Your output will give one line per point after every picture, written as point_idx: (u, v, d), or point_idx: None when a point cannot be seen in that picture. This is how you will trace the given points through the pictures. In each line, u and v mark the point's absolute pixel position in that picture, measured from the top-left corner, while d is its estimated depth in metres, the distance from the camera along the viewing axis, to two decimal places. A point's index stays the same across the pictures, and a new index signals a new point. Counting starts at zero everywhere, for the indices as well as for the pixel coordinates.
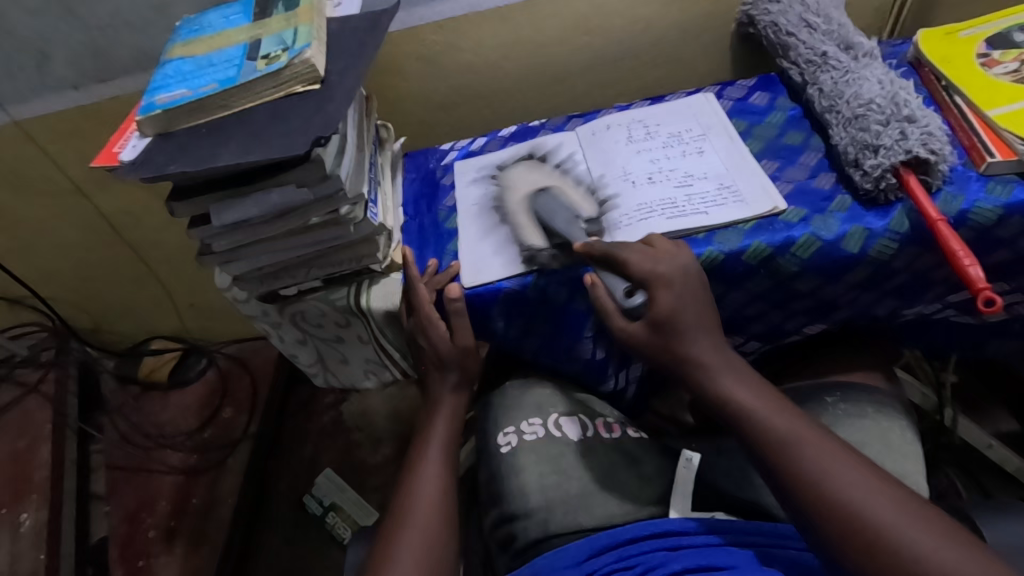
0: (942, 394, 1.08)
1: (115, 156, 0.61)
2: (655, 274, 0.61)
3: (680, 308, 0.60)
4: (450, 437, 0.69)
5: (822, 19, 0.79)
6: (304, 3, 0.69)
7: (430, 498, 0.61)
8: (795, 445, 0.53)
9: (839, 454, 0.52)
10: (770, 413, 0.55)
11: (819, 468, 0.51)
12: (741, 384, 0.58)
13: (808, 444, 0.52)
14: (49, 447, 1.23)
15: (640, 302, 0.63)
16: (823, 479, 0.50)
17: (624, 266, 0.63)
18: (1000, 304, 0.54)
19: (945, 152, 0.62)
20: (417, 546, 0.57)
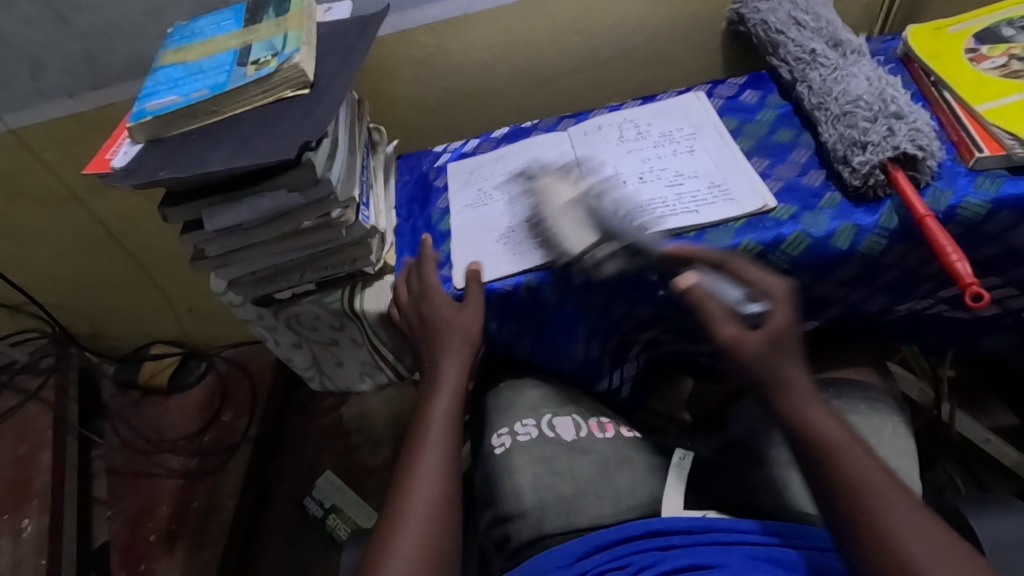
0: (939, 389, 1.08)
1: (107, 163, 0.61)
2: (774, 290, 0.61)
3: (790, 327, 0.59)
4: (451, 413, 0.66)
5: (811, 17, 0.79)
6: (293, 9, 0.70)
7: (430, 486, 0.59)
8: (878, 502, 0.49)
9: (921, 517, 0.48)
10: (860, 463, 0.51)
11: (902, 535, 0.47)
12: (818, 407, 0.55)
13: (892, 502, 0.49)
14: (49, 452, 1.23)
15: (759, 310, 0.61)
16: (904, 542, 0.47)
17: (743, 272, 0.63)
18: (988, 298, 0.54)
19: (932, 148, 0.62)
20: (417, 535, 0.56)
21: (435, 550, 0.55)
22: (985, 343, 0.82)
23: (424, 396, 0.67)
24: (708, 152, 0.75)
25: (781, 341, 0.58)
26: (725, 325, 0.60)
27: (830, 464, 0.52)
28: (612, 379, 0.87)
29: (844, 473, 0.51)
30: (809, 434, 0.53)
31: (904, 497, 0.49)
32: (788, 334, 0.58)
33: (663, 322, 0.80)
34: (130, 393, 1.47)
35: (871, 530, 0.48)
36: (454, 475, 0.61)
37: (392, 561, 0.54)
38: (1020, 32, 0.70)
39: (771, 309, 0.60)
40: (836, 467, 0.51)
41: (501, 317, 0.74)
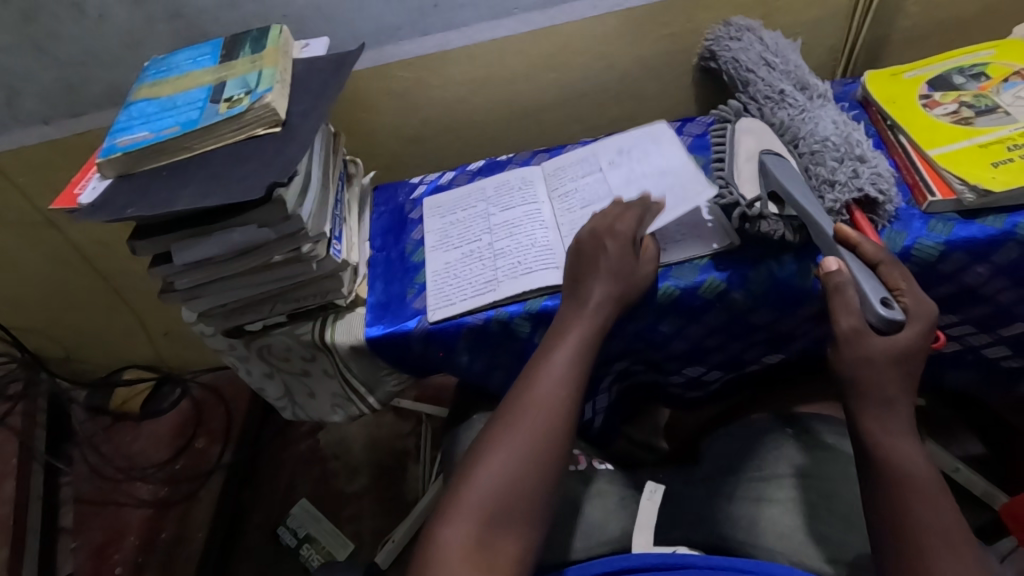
0: (909, 418, 1.09)
1: (75, 198, 0.61)
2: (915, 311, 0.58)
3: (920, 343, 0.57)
4: (588, 340, 0.62)
5: (780, 60, 0.82)
6: (270, 46, 0.71)
7: (546, 403, 0.58)
8: (921, 543, 0.49)
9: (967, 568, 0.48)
10: (923, 503, 0.51)
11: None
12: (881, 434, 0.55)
13: (944, 548, 0.49)
14: (13, 482, 1.20)
15: (895, 315, 0.57)
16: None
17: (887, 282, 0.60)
18: (941, 340, 0.56)
19: (891, 193, 0.65)
20: (502, 462, 0.55)
21: (517, 485, 0.54)
22: (948, 377, 0.83)
23: (561, 323, 0.65)
24: (755, 138, 0.72)
25: (906, 356, 0.57)
26: (846, 317, 0.58)
27: (892, 498, 0.52)
28: (584, 410, 0.87)
29: (900, 509, 0.51)
30: (889, 465, 0.54)
31: (959, 547, 0.49)
32: (917, 353, 0.57)
33: (635, 355, 0.80)
34: (100, 419, 1.45)
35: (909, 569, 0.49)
36: (557, 417, 0.58)
37: (476, 481, 0.55)
38: (970, 80, 0.74)
39: (907, 323, 0.57)
40: (898, 500, 0.52)
41: (472, 351, 0.75)
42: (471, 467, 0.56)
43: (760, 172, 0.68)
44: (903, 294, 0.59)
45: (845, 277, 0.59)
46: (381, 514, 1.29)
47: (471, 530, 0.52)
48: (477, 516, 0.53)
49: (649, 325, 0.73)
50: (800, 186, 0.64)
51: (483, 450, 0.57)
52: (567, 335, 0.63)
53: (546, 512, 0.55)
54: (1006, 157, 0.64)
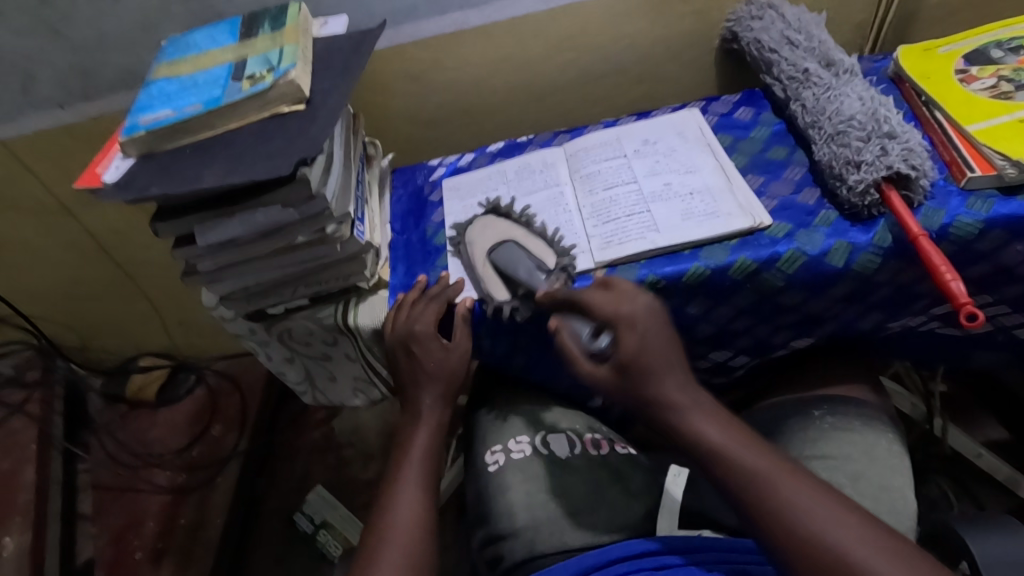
0: (931, 404, 1.07)
1: (98, 178, 0.61)
2: (618, 316, 0.58)
3: (639, 345, 0.55)
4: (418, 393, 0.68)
5: (803, 36, 0.79)
6: (289, 24, 0.70)
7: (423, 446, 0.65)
8: (797, 513, 0.46)
9: (849, 523, 0.45)
10: (777, 478, 0.48)
11: (838, 549, 0.43)
12: (710, 432, 0.51)
13: (811, 511, 0.45)
14: (33, 468, 1.20)
15: (606, 343, 0.60)
16: (837, 552, 0.43)
17: (587, 308, 0.61)
18: (983, 318, 0.54)
19: (925, 168, 0.62)
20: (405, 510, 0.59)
21: (425, 538, 0.57)
22: (976, 360, 0.82)
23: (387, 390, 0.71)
24: (490, 230, 0.75)
25: (630, 369, 0.55)
26: (580, 364, 0.59)
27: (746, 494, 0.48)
28: (607, 395, 0.86)
29: (763, 494, 0.47)
30: (717, 463, 0.50)
31: (828, 504, 0.46)
32: (644, 356, 0.55)
33: None
34: (117, 406, 1.45)
35: (800, 552, 0.44)
36: (432, 483, 0.63)
37: (399, 507, 0.59)
38: (1008, 54, 0.72)
39: (621, 336, 0.57)
40: (755, 488, 0.48)
41: (495, 334, 0.74)
42: (381, 530, 0.57)
43: (500, 275, 0.71)
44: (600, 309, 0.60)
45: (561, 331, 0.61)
46: None
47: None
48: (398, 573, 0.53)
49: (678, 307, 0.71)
50: (520, 270, 0.69)
51: (384, 516, 0.59)
52: (424, 418, 0.68)
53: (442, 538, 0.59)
54: None
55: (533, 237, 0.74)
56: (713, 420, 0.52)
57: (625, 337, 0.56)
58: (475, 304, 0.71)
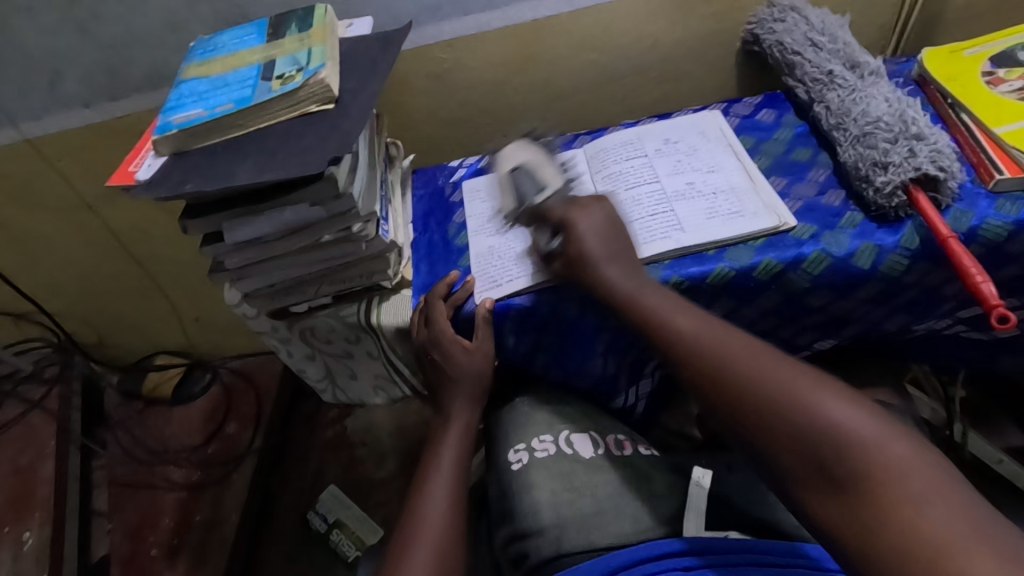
0: (952, 409, 1.06)
1: (131, 175, 0.62)
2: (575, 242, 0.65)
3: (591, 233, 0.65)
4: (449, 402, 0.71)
5: (827, 38, 0.79)
6: (317, 24, 0.71)
7: (452, 453, 0.67)
8: (730, 364, 0.51)
9: (771, 362, 0.49)
10: (710, 340, 0.53)
11: (763, 385, 0.48)
12: (658, 306, 0.59)
13: (743, 361, 0.51)
14: (52, 463, 1.22)
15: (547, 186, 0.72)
16: (760, 390, 0.48)
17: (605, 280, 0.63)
18: (1014, 320, 0.54)
19: (954, 169, 0.62)
20: (433, 513, 0.60)
21: (452, 542, 0.58)
22: (1000, 364, 0.81)
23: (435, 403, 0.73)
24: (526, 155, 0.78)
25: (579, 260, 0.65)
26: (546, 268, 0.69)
27: (683, 357, 0.54)
28: (628, 395, 0.87)
29: (696, 353, 0.53)
30: (661, 336, 0.57)
31: (755, 349, 0.51)
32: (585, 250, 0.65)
33: None
34: (133, 403, 1.46)
35: (729, 395, 0.50)
36: (462, 485, 0.64)
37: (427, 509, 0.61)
38: None
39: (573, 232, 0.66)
40: (690, 350, 0.54)
41: (518, 333, 0.74)
42: (405, 537, 0.59)
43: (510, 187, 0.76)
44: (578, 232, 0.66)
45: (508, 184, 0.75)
46: None
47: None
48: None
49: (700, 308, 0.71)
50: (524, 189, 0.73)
51: (412, 519, 0.60)
52: (452, 420, 0.70)
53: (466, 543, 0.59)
54: None
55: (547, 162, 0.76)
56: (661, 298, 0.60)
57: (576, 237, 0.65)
58: (496, 304, 0.71)
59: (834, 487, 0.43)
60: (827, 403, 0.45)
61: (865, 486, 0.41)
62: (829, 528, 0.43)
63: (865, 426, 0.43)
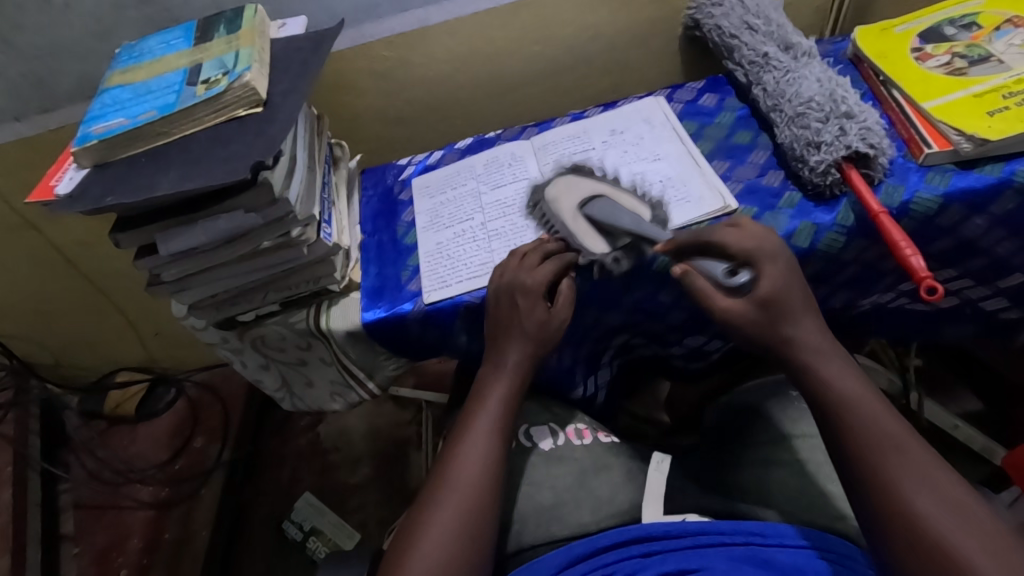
0: (907, 379, 1.08)
1: (52, 190, 0.60)
2: (758, 251, 0.59)
3: (784, 287, 0.58)
4: (520, 361, 0.65)
5: (762, 20, 0.80)
6: (245, 26, 0.69)
7: (499, 402, 0.63)
8: (908, 499, 0.47)
9: (969, 522, 0.46)
10: (895, 456, 0.49)
11: (941, 536, 0.45)
12: (845, 392, 0.54)
13: (919, 497, 0.47)
14: (10, 489, 1.18)
15: (746, 280, 0.59)
16: (940, 539, 0.45)
17: (721, 246, 0.61)
18: (942, 291, 0.56)
19: (883, 146, 0.64)
20: (469, 466, 0.58)
21: (484, 498, 0.57)
22: (948, 333, 0.83)
23: (495, 344, 0.66)
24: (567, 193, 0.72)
25: (777, 306, 0.57)
26: (719, 300, 0.59)
27: (862, 467, 0.50)
28: (587, 385, 0.86)
29: (873, 467, 0.50)
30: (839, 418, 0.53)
31: (948, 492, 0.47)
32: (784, 292, 0.58)
33: (635, 327, 0.80)
34: (96, 423, 1.43)
35: (899, 526, 0.47)
36: (506, 437, 0.62)
37: (465, 461, 0.59)
38: (961, 31, 0.73)
39: (761, 274, 0.59)
40: (868, 460, 0.50)
41: (471, 331, 0.74)
42: (440, 483, 0.58)
43: (595, 228, 0.68)
44: (737, 249, 0.60)
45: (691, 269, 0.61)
46: (386, 503, 1.27)
47: (446, 540, 0.54)
48: (451, 529, 0.54)
49: (649, 295, 0.72)
50: (623, 220, 0.66)
51: (448, 465, 0.59)
52: None
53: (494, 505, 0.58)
54: (1002, 106, 0.63)
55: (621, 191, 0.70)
56: (853, 382, 0.54)
57: (767, 275, 0.58)
58: (442, 303, 0.71)
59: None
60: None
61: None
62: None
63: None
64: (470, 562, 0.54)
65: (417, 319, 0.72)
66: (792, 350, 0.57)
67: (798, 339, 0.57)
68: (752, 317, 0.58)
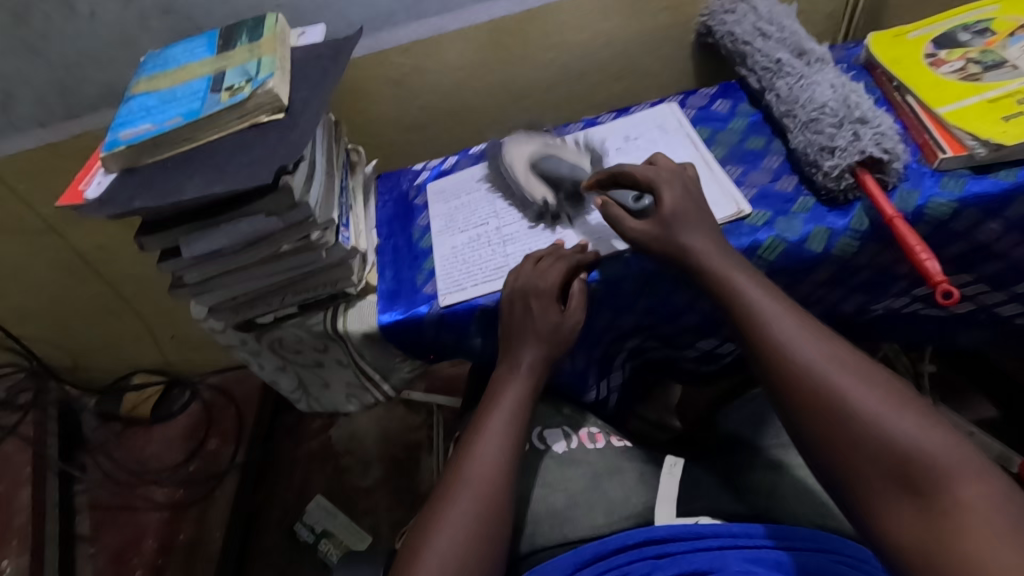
0: (922, 384, 1.08)
1: (80, 194, 0.61)
2: (658, 177, 0.66)
3: (681, 205, 0.63)
4: (534, 360, 0.66)
5: (775, 27, 0.81)
6: (267, 34, 0.70)
7: (513, 403, 0.64)
8: (824, 372, 0.51)
9: (877, 385, 0.49)
10: (805, 340, 0.53)
11: (854, 406, 0.48)
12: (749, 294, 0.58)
13: (833, 375, 0.50)
14: (28, 489, 1.20)
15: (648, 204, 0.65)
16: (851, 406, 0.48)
17: (629, 176, 0.67)
18: (957, 295, 0.56)
19: (897, 150, 0.64)
20: (483, 466, 0.59)
21: (497, 498, 0.58)
22: (963, 338, 0.83)
23: (508, 345, 0.67)
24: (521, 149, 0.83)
25: (674, 219, 0.63)
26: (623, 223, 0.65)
27: (774, 363, 0.53)
28: (599, 389, 0.87)
29: (784, 347, 0.53)
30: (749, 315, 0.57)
31: (851, 364, 0.51)
32: (682, 211, 0.63)
33: (648, 331, 0.80)
34: (112, 425, 1.45)
35: (817, 406, 0.50)
36: (520, 440, 0.62)
37: (478, 460, 0.60)
38: (975, 37, 0.73)
39: (660, 194, 0.64)
40: (781, 350, 0.53)
41: (485, 334, 0.75)
42: (453, 481, 0.59)
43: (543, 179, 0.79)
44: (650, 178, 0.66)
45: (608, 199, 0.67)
46: (397, 506, 1.28)
47: (461, 544, 0.54)
48: (465, 530, 0.55)
49: (663, 298, 0.73)
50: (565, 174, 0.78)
51: (463, 464, 0.60)
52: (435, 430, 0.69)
53: (508, 505, 0.58)
54: (1017, 111, 0.63)
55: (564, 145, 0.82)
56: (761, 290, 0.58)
57: (665, 198, 0.64)
58: (458, 306, 0.71)
59: (911, 506, 0.44)
60: (913, 432, 0.46)
61: (944, 510, 0.43)
62: (897, 539, 0.44)
63: (943, 455, 0.45)
64: (484, 561, 0.54)
65: (433, 322, 0.73)
66: (684, 259, 0.62)
67: (689, 249, 0.61)
68: (649, 231, 0.63)
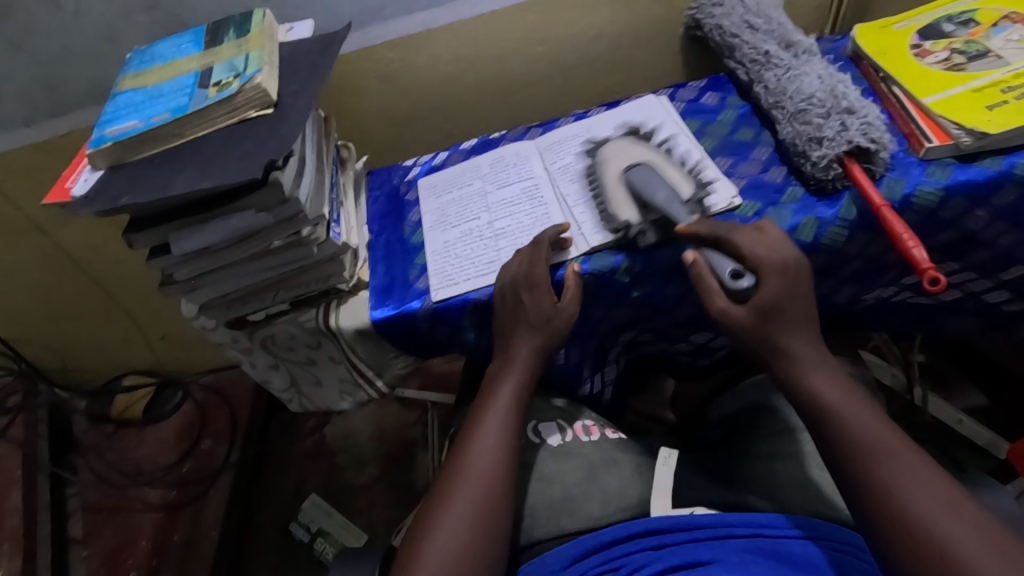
0: (911, 374, 1.09)
1: (67, 192, 0.61)
2: (761, 258, 0.61)
3: (784, 294, 0.60)
4: (531, 355, 0.66)
5: (763, 19, 0.81)
6: (255, 29, 0.70)
7: (508, 399, 0.64)
8: (883, 470, 0.50)
9: (946, 497, 0.47)
10: (871, 444, 0.52)
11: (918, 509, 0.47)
12: (827, 392, 0.56)
13: (898, 477, 0.49)
14: (20, 493, 1.19)
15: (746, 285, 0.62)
16: (915, 508, 0.47)
17: (732, 248, 0.62)
18: (944, 282, 0.57)
19: (884, 140, 0.64)
20: (480, 461, 0.59)
21: (496, 492, 0.58)
22: (951, 327, 0.83)
23: (503, 341, 0.68)
24: (618, 158, 0.77)
25: (775, 314, 0.60)
26: (715, 299, 0.62)
27: (843, 459, 0.53)
28: (594, 382, 0.87)
29: (847, 449, 0.53)
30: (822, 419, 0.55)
31: (921, 471, 0.49)
32: (787, 304, 0.60)
33: (641, 323, 0.81)
34: (104, 426, 1.43)
35: (877, 502, 0.49)
36: (518, 428, 0.63)
37: (475, 456, 0.60)
38: (959, 28, 0.74)
39: (763, 280, 0.61)
40: (836, 432, 0.54)
41: (478, 328, 0.75)
42: (451, 477, 0.59)
43: (631, 195, 0.71)
44: (748, 254, 0.62)
45: (701, 267, 0.63)
46: (393, 504, 1.28)
47: (463, 532, 0.54)
48: (465, 518, 0.55)
49: (655, 290, 0.73)
50: (657, 194, 0.68)
51: (463, 454, 0.60)
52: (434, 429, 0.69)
53: (508, 500, 0.58)
54: (1001, 100, 0.63)
55: (669, 163, 0.74)
56: (831, 385, 0.57)
57: (766, 285, 0.60)
58: (450, 300, 0.71)
59: None
60: (983, 550, 0.44)
61: None
62: None
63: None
64: (484, 554, 0.54)
65: (427, 317, 0.73)
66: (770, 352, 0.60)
67: (773, 306, 0.60)
68: (749, 322, 0.61)
